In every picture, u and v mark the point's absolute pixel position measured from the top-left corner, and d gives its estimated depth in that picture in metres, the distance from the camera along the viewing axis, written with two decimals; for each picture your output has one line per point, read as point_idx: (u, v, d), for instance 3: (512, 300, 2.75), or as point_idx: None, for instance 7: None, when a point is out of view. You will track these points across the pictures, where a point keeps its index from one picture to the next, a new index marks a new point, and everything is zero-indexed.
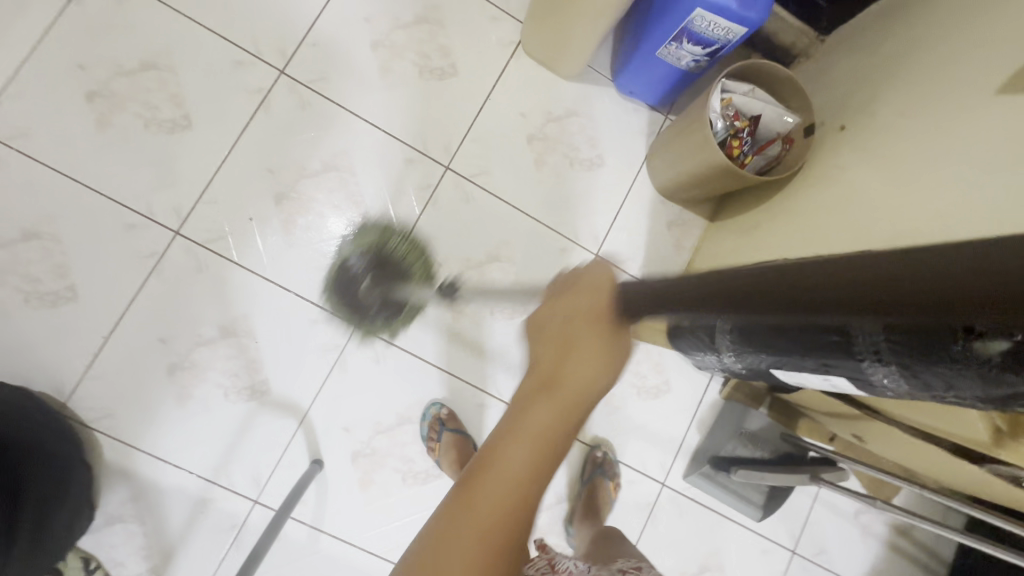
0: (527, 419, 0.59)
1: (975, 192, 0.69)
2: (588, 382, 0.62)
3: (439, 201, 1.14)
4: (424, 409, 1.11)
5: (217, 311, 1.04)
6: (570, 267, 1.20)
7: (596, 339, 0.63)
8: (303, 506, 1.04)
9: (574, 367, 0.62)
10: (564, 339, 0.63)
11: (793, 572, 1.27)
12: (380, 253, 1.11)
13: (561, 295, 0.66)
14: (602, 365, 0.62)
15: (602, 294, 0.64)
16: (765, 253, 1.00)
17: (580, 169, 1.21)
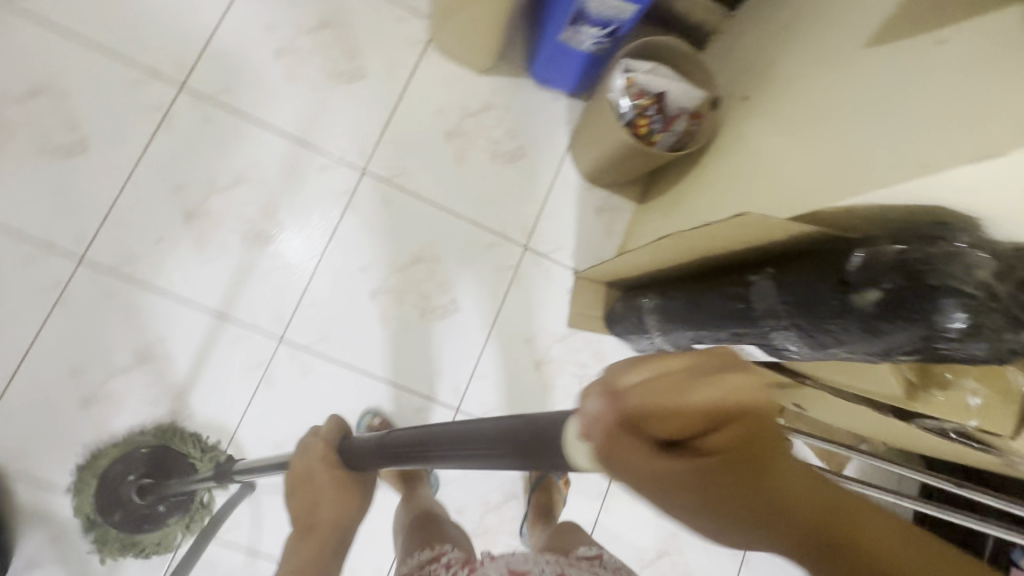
0: (288, 562, 0.66)
1: (919, 123, 0.54)
2: (337, 517, 0.68)
3: (358, 206, 1.12)
4: (359, 419, 1.09)
5: (130, 337, 1.00)
6: (500, 262, 1.18)
7: (326, 490, 0.68)
8: (237, 530, 1.01)
9: (323, 501, 0.68)
10: (309, 492, 0.69)
11: (754, 548, 1.27)
12: (162, 447, 0.98)
13: (300, 452, 0.71)
14: (347, 503, 0.68)
15: (332, 449, 0.70)
16: (685, 224, 0.99)
17: (502, 162, 1.20)
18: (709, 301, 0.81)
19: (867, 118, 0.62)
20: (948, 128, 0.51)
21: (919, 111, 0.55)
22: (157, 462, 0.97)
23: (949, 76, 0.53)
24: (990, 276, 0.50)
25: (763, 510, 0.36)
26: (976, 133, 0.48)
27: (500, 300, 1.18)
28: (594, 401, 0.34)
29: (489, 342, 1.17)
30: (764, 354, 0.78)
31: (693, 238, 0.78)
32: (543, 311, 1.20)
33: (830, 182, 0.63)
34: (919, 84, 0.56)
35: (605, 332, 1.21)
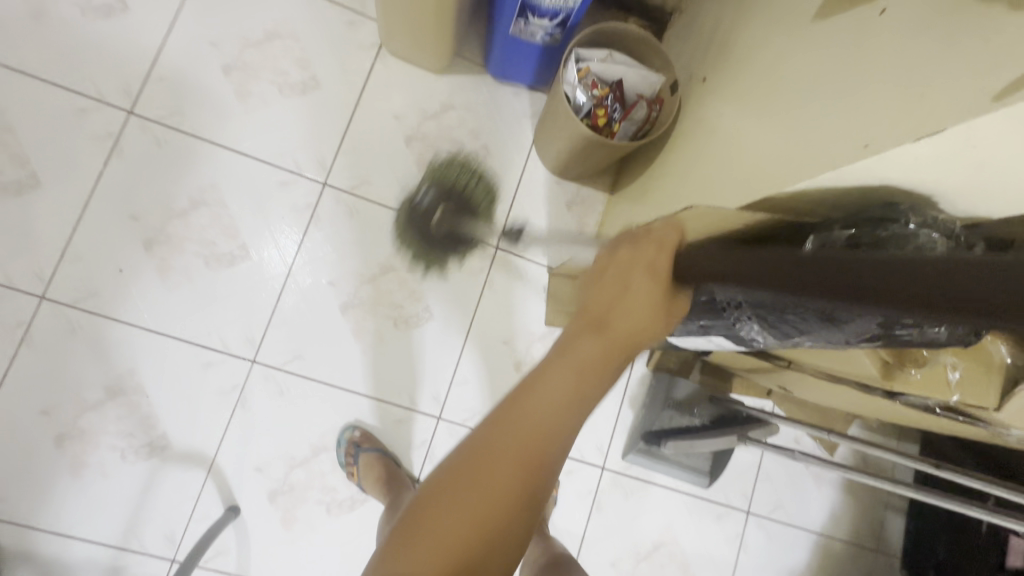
0: (572, 354, 0.51)
1: (859, 88, 0.52)
2: (638, 327, 0.57)
3: (321, 219, 1.10)
4: (339, 435, 1.07)
5: (100, 371, 0.99)
6: (471, 264, 1.16)
7: (650, 292, 0.59)
8: (223, 556, 1.01)
9: (636, 298, 0.58)
10: (619, 278, 0.60)
11: (750, 533, 1.26)
12: (450, 187, 1.16)
13: (624, 243, 0.64)
14: (653, 320, 0.58)
15: (665, 260, 0.62)
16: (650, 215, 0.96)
17: (466, 163, 1.18)
18: None
19: (820, 95, 0.58)
20: (897, 101, 0.47)
21: (857, 78, 0.53)
22: (460, 202, 1.16)
23: (889, 39, 0.51)
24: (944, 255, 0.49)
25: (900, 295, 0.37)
26: (914, 99, 0.45)
27: (474, 304, 1.15)
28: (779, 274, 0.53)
29: (467, 347, 1.15)
30: (733, 344, 0.77)
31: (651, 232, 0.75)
32: (519, 311, 1.18)
33: (782, 169, 0.59)
34: (865, 46, 0.54)
35: None
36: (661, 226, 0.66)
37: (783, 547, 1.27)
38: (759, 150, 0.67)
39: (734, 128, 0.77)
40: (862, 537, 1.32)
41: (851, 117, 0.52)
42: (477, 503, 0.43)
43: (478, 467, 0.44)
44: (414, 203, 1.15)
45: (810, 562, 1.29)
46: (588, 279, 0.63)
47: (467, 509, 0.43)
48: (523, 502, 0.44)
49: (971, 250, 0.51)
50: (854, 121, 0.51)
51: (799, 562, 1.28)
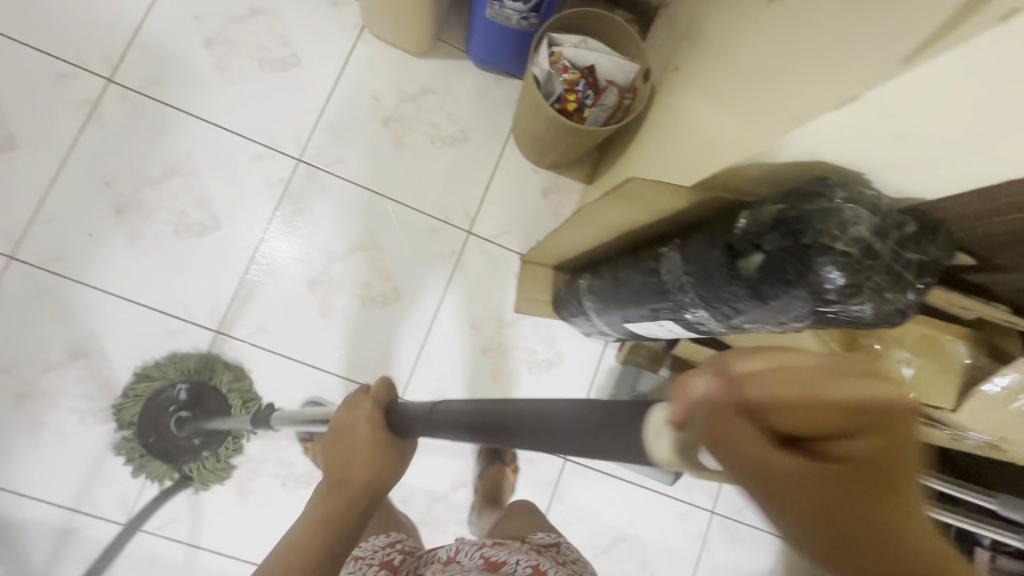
0: (319, 514, 0.60)
1: (801, 62, 0.52)
2: (374, 474, 0.61)
3: (294, 195, 1.11)
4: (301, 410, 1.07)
5: (64, 333, 1.00)
6: (442, 247, 1.16)
7: (366, 446, 0.61)
8: (176, 523, 1.01)
9: (359, 457, 0.61)
10: (342, 440, 0.63)
11: (714, 533, 1.24)
12: (200, 389, 1.02)
13: (348, 403, 0.66)
14: (382, 462, 0.62)
15: (379, 410, 0.63)
16: None
17: (442, 147, 1.18)
18: (629, 278, 0.79)
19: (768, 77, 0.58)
20: (828, 70, 0.47)
21: (799, 52, 0.53)
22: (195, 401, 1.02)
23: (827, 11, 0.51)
24: (869, 231, 0.47)
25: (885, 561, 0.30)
26: (843, 66, 0.45)
27: (444, 287, 1.15)
28: (698, 380, 0.27)
29: (434, 330, 1.14)
30: (684, 331, 0.75)
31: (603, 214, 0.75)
32: (488, 297, 1.17)
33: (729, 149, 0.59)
34: (809, 22, 0.54)
35: (554, 317, 1.18)
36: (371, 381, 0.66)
37: (748, 550, 1.25)
38: (715, 132, 0.67)
39: (695, 115, 0.77)
40: None
41: (791, 88, 0.51)
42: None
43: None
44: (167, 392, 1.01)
45: (775, 566, 1.27)
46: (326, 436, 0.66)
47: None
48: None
49: (906, 227, 0.49)
50: (793, 92, 0.50)
51: (764, 566, 1.26)
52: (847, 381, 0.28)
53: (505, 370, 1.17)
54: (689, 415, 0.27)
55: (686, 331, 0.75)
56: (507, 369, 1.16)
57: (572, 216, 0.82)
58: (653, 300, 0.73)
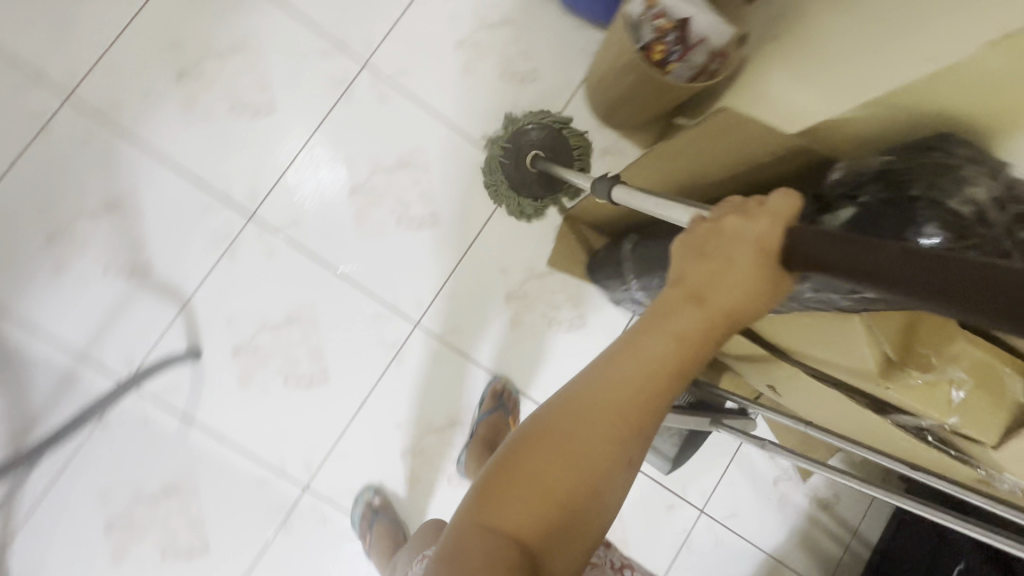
0: (648, 345, 0.42)
1: (881, 35, 0.58)
2: (738, 311, 0.43)
3: (353, 97, 1.08)
4: (357, 494, 1.06)
5: (104, 183, 1.00)
6: (489, 182, 1.13)
7: (750, 273, 0.42)
8: (175, 393, 1.01)
9: (728, 284, 0.42)
10: (711, 257, 0.44)
11: (699, 532, 1.21)
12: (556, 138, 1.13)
13: (729, 209, 0.46)
14: (758, 299, 0.43)
15: (782, 223, 0.42)
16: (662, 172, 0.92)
17: (510, 83, 1.14)
18: None
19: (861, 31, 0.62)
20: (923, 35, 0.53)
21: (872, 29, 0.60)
22: (551, 147, 1.12)
23: None
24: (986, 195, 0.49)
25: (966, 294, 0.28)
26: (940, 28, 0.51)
27: (483, 224, 1.12)
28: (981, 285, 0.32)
29: (464, 264, 1.11)
30: None
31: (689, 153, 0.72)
32: (525, 244, 1.14)
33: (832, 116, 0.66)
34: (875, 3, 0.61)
35: (586, 278, 1.15)
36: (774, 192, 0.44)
37: (730, 557, 1.22)
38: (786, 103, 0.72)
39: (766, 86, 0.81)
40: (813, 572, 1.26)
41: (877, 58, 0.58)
42: (552, 465, 0.41)
43: (563, 432, 0.42)
44: (522, 135, 1.12)
45: None
46: (682, 249, 0.46)
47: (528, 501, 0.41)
48: (609, 463, 0.42)
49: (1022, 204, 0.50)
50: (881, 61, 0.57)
51: None
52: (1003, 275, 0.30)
53: (526, 321, 1.14)
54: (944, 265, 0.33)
55: None
56: (528, 321, 1.13)
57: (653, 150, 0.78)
58: None
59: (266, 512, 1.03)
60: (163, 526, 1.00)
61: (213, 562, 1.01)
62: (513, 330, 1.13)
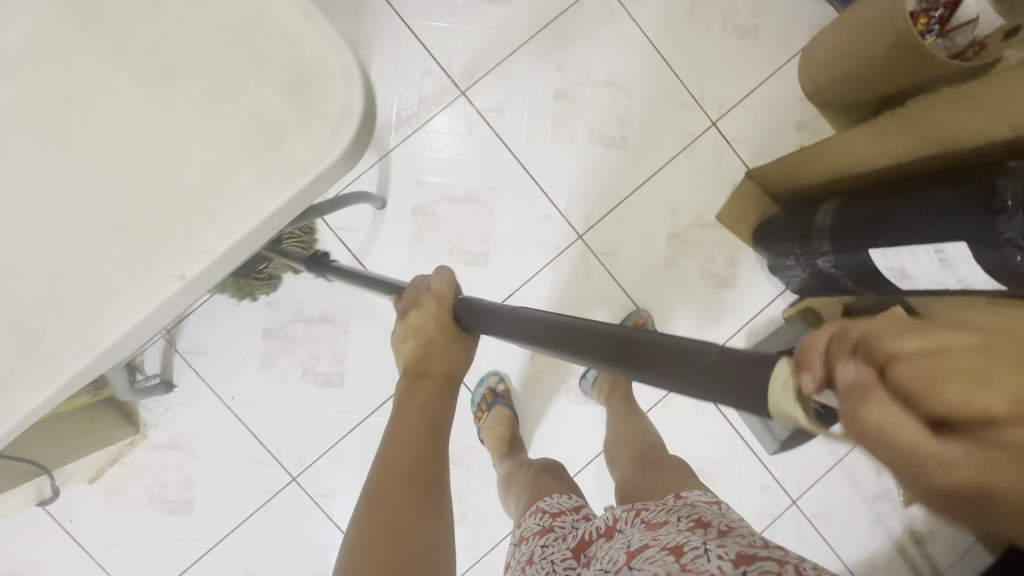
0: (406, 401, 0.62)
1: None
2: (451, 358, 0.63)
3: (582, 9, 1.12)
4: (484, 376, 1.12)
5: (347, 28, 1.07)
6: (682, 123, 1.15)
7: (442, 337, 0.63)
8: (354, 232, 1.08)
9: (436, 347, 0.63)
10: (419, 343, 0.64)
11: (785, 522, 1.19)
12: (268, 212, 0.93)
13: (411, 308, 0.66)
14: (455, 345, 0.63)
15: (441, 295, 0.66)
16: (836, 154, 0.93)
17: (731, 34, 1.15)
18: (925, 199, 0.76)
19: None
20: None
21: None
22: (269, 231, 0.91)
23: None
24: None
25: None
26: None
27: (665, 162, 1.14)
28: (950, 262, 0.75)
29: (637, 194, 1.14)
30: (968, 266, 0.71)
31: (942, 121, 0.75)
32: (699, 192, 1.15)
33: None
34: None
35: (750, 241, 1.16)
36: (431, 279, 0.68)
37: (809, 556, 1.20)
38: None
39: None
40: None
41: None
42: (382, 505, 0.56)
43: (387, 483, 0.57)
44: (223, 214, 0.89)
45: None
46: (399, 341, 0.66)
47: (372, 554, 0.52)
48: (420, 486, 0.57)
49: None
50: None
51: None
52: None
53: (680, 266, 1.15)
54: None
55: (970, 266, 0.71)
56: (682, 266, 1.15)
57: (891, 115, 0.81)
58: (952, 226, 0.72)
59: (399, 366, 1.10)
60: (313, 348, 1.08)
61: (343, 394, 1.09)
62: (665, 269, 1.15)
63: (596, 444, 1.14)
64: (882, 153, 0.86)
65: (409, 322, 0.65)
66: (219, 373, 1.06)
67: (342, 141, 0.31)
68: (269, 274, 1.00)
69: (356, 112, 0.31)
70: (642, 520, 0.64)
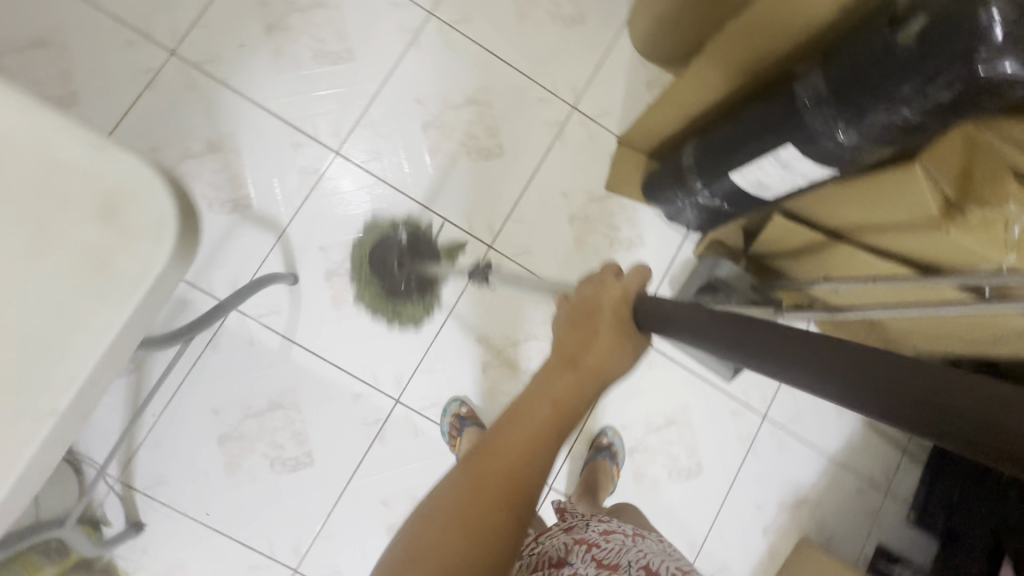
0: (542, 394, 0.50)
1: None
2: (609, 365, 0.54)
3: (421, 43, 1.19)
4: (447, 405, 1.14)
5: (207, 127, 1.10)
6: (546, 116, 1.23)
7: (613, 335, 0.55)
8: (277, 315, 1.09)
9: (601, 343, 0.54)
10: (587, 326, 0.56)
11: (763, 437, 1.27)
12: (414, 236, 1.15)
13: (590, 287, 0.59)
14: (621, 352, 0.55)
15: (632, 298, 0.58)
16: (673, 109, 1.03)
17: (561, 25, 1.25)
18: (751, 118, 0.86)
19: None
20: None
21: None
22: (412, 249, 1.15)
23: None
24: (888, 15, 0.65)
25: (933, 80, 0.60)
26: None
27: (543, 155, 1.22)
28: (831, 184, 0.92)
29: (528, 191, 1.21)
30: (800, 162, 0.80)
31: (729, 56, 0.84)
32: (583, 171, 1.23)
33: None
34: None
35: (642, 200, 1.24)
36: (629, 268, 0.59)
37: (794, 460, 1.28)
38: None
39: None
40: (874, 474, 1.32)
41: None
42: (466, 522, 0.42)
43: (472, 493, 0.44)
44: (383, 242, 1.14)
45: (818, 483, 1.29)
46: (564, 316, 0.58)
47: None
48: (504, 531, 0.43)
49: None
50: None
51: (807, 479, 1.28)
52: (910, 58, 0.61)
53: (588, 242, 1.22)
54: (912, 63, 0.61)
55: (804, 163, 0.80)
56: (590, 242, 1.22)
57: (696, 61, 0.91)
58: (775, 137, 0.81)
59: (362, 423, 1.11)
60: (271, 439, 1.07)
61: (317, 471, 1.09)
62: (577, 250, 1.22)
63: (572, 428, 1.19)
64: (705, 98, 0.96)
65: (579, 295, 0.59)
66: (188, 493, 1.04)
67: (168, 245, 0.34)
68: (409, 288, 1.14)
69: (172, 218, 0.35)
70: (593, 555, 0.57)
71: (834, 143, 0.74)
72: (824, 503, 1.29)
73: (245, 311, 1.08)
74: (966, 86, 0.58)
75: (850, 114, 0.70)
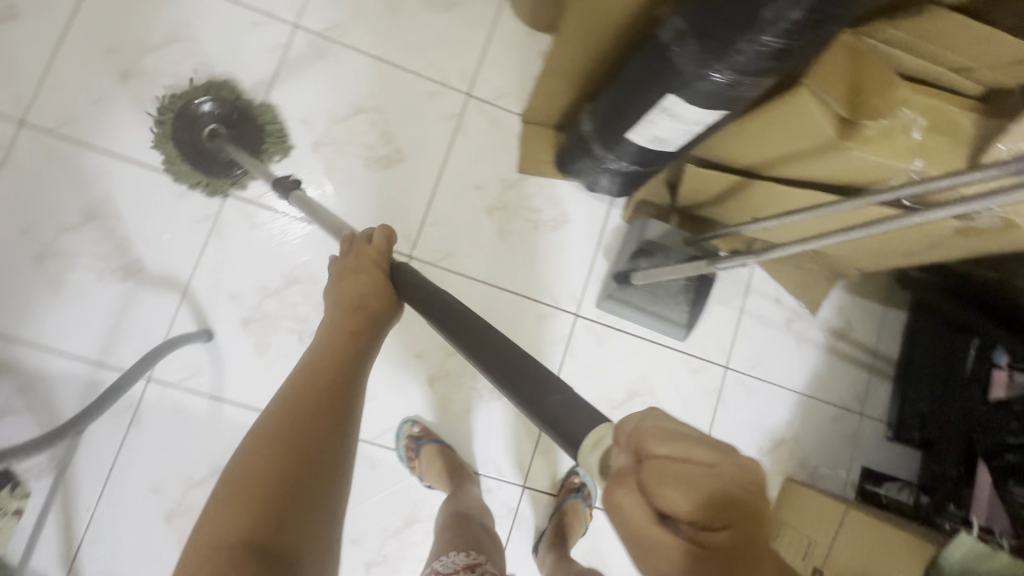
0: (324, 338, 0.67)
1: None
2: (366, 300, 0.68)
3: (292, 60, 1.11)
4: (399, 428, 1.09)
5: (78, 196, 1.02)
6: (441, 109, 1.17)
7: (366, 278, 0.70)
8: (199, 376, 1.03)
9: (358, 285, 0.70)
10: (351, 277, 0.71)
11: (729, 388, 1.25)
12: (238, 111, 1.06)
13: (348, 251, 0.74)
14: (373, 290, 0.70)
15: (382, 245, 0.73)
16: (560, 76, 0.97)
17: (438, 11, 1.18)
18: (630, 73, 0.81)
19: None
20: None
21: None
22: (235, 123, 1.06)
23: None
24: None
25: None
26: None
27: (447, 150, 1.16)
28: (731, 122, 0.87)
29: (438, 191, 1.15)
30: (685, 110, 0.76)
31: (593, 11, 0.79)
32: (492, 159, 1.18)
33: None
34: None
35: (559, 175, 1.19)
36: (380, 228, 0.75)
37: (764, 404, 1.26)
38: None
39: None
40: (846, 399, 1.31)
41: None
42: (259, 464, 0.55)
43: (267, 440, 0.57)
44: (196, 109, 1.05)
45: (793, 421, 1.28)
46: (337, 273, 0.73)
47: (238, 515, 0.51)
48: (305, 458, 0.56)
49: None
50: None
51: (781, 420, 1.27)
52: None
53: (512, 231, 1.18)
54: None
55: (688, 110, 0.76)
56: (514, 231, 1.17)
57: (558, 37, 0.89)
58: (655, 88, 0.77)
59: None
60: None
61: None
62: (502, 241, 1.17)
63: (534, 423, 1.15)
64: (587, 59, 0.91)
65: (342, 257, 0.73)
66: None
67: None
68: (243, 171, 1.05)
69: None
70: None
71: (709, 84, 0.69)
72: (803, 439, 1.28)
73: (164, 380, 1.02)
74: (815, 1, 0.55)
75: (717, 51, 0.66)
